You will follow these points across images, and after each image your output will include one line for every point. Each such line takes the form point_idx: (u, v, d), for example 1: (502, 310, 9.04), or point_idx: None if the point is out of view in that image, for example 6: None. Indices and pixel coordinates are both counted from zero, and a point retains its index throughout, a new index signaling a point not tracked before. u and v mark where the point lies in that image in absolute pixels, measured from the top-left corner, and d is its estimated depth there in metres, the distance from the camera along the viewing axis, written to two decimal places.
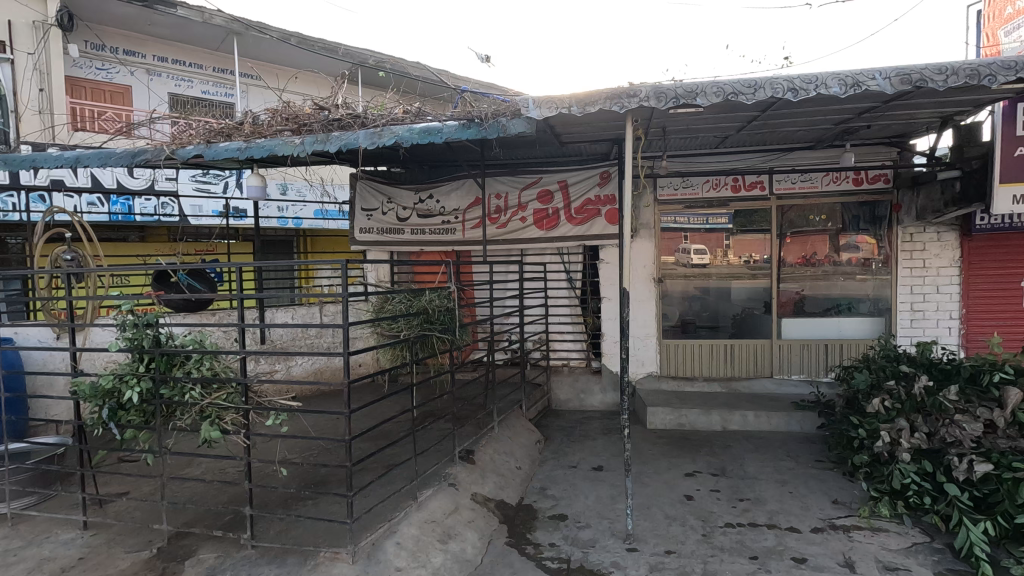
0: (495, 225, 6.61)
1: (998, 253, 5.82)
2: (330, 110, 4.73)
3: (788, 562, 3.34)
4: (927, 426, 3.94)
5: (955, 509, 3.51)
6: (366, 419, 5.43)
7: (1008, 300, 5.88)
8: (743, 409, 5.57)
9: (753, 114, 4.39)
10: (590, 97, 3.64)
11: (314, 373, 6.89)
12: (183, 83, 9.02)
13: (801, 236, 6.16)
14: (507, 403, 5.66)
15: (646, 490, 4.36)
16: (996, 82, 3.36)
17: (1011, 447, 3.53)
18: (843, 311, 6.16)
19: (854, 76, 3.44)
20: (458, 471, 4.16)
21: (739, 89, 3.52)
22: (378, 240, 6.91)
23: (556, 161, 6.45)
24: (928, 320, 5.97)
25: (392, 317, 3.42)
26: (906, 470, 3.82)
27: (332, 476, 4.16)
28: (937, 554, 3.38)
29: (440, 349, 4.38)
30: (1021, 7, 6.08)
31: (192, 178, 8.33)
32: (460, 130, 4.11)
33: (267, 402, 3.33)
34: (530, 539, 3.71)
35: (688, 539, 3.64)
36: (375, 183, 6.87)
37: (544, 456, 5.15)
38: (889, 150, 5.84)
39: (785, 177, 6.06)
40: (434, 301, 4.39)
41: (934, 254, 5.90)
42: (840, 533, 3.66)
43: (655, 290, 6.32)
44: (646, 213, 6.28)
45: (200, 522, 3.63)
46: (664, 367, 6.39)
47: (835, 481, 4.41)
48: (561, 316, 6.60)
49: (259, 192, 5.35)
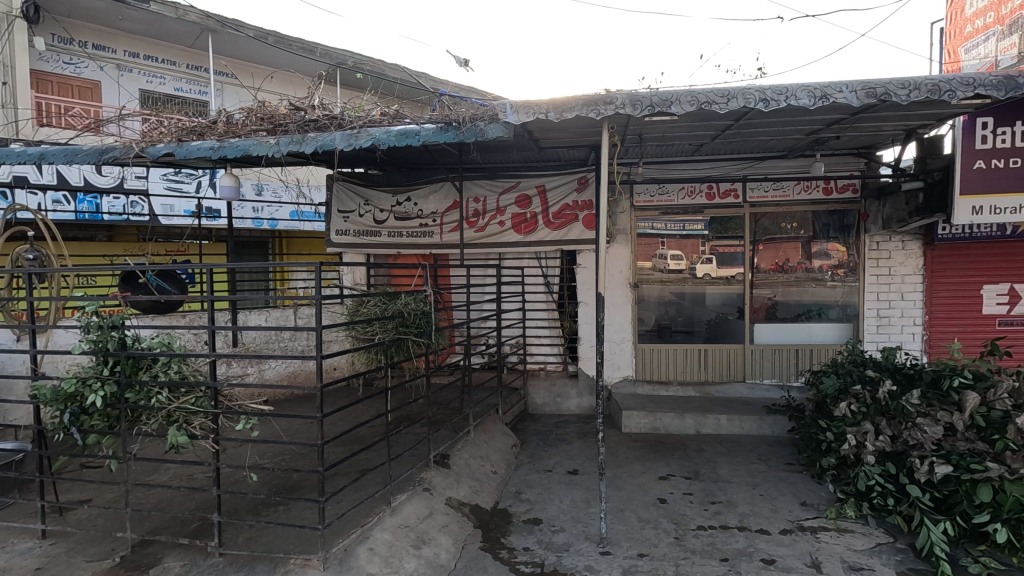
0: (473, 228, 6.60)
1: (958, 262, 6.05)
2: (306, 111, 4.67)
3: (757, 563, 3.40)
4: (891, 428, 4.06)
5: (917, 510, 3.61)
6: (340, 423, 5.38)
7: (968, 307, 6.10)
8: (716, 413, 5.66)
9: (726, 124, 4.48)
10: (567, 103, 3.68)
11: (287, 377, 6.81)
12: (156, 79, 8.83)
13: (774, 243, 6.30)
14: (483, 407, 5.64)
15: (620, 493, 4.40)
16: (956, 97, 3.48)
17: (969, 449, 3.68)
18: (814, 317, 6.29)
19: (823, 88, 3.54)
20: (433, 475, 4.15)
21: (713, 98, 3.59)
22: (354, 241, 6.83)
23: (534, 166, 6.48)
24: (894, 326, 6.14)
25: (367, 321, 3.39)
26: (870, 472, 3.92)
27: (304, 482, 4.11)
28: (900, 554, 3.47)
29: (416, 353, 4.35)
30: (980, 25, 6.34)
31: (164, 177, 8.15)
32: (438, 133, 4.12)
33: (237, 407, 3.27)
34: (504, 543, 3.71)
35: (661, 542, 3.67)
36: (352, 184, 6.80)
37: (520, 460, 5.15)
38: (858, 161, 6.01)
39: (758, 186, 6.21)
40: (410, 304, 4.36)
41: (900, 262, 6.08)
42: (808, 534, 3.74)
43: (631, 295, 6.41)
44: (622, 219, 6.35)
45: (166, 530, 3.54)
46: (640, 372, 6.46)
47: (804, 483, 4.50)
48: (538, 321, 6.61)
49: (233, 193, 5.26)
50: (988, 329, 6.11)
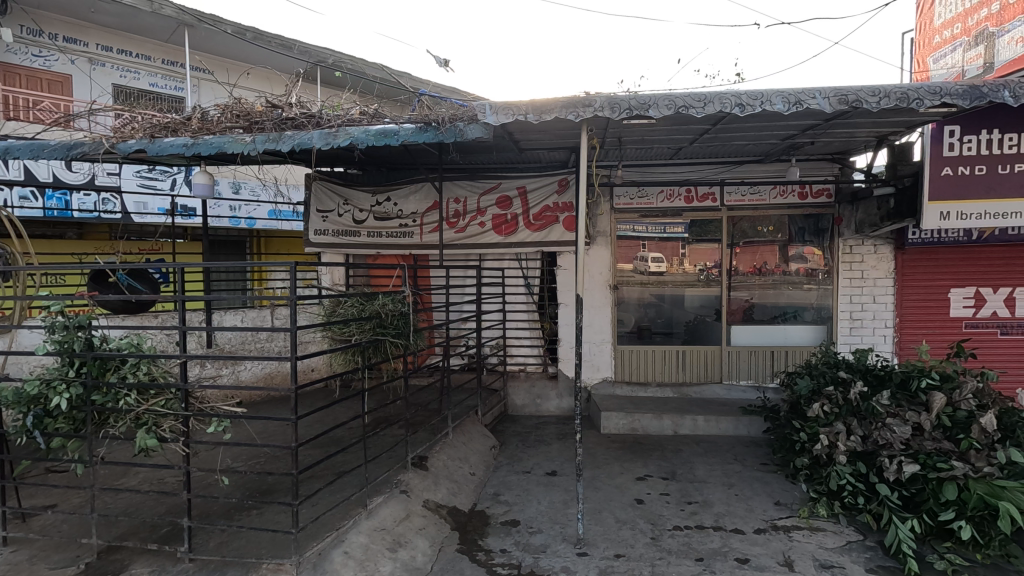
0: (453, 229, 6.57)
1: (928, 266, 6.20)
2: (283, 109, 4.60)
3: (731, 563, 3.44)
4: (862, 429, 4.13)
5: (886, 509, 3.68)
6: (316, 424, 5.32)
7: (936, 310, 6.25)
8: (694, 414, 5.72)
9: (704, 128, 4.53)
10: (546, 105, 3.69)
11: (264, 379, 6.72)
12: (130, 74, 8.64)
13: (751, 245, 6.39)
14: (462, 408, 5.62)
15: (598, 494, 4.41)
16: (924, 105, 3.55)
17: (936, 448, 3.77)
18: (790, 319, 6.40)
19: (797, 94, 3.60)
20: (410, 478, 4.12)
21: (689, 102, 3.63)
22: (333, 241, 6.75)
23: (515, 167, 6.47)
24: (866, 328, 6.27)
25: (344, 322, 3.36)
26: (841, 471, 3.99)
27: (279, 485, 4.04)
28: (869, 552, 3.55)
29: (394, 354, 4.32)
30: (948, 36, 6.52)
31: (137, 174, 7.96)
32: (417, 133, 4.11)
33: (209, 409, 3.21)
34: (481, 545, 3.69)
35: (637, 543, 3.69)
36: (331, 183, 6.72)
37: (498, 461, 5.14)
38: (832, 166, 6.14)
39: (735, 190, 6.29)
40: (388, 305, 4.31)
41: (872, 266, 6.22)
42: (781, 533, 3.79)
43: (611, 297, 6.46)
44: (602, 221, 6.41)
45: (134, 535, 3.46)
46: (618, 373, 6.51)
47: (777, 483, 4.57)
48: (519, 322, 6.62)
49: (207, 190, 5.16)
50: (955, 331, 6.26)
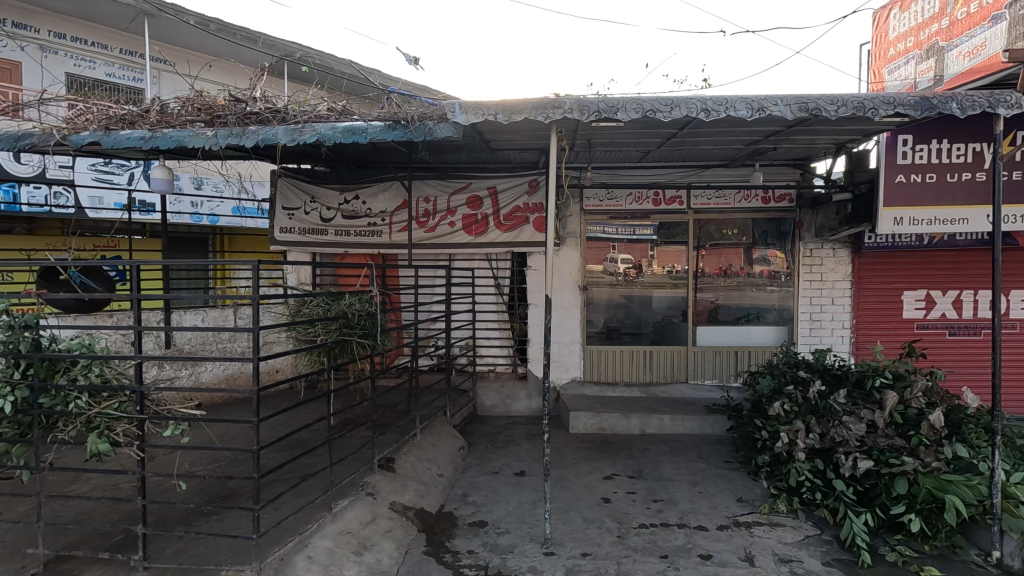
0: (423, 228, 6.52)
1: (883, 269, 6.44)
2: (247, 103, 4.48)
3: (695, 559, 3.51)
4: (820, 426, 4.26)
5: (842, 503, 3.81)
6: (279, 426, 5.20)
7: (890, 311, 6.49)
8: (660, 414, 5.81)
9: (672, 132, 4.61)
10: (516, 105, 3.69)
11: (225, 380, 6.54)
12: (84, 63, 8.27)
13: (716, 248, 6.53)
14: (430, 409, 5.58)
15: (566, 494, 4.44)
16: (878, 115, 3.68)
17: (889, 444, 3.92)
18: (753, 320, 6.56)
19: (760, 101, 3.69)
20: (377, 480, 4.07)
21: (657, 106, 3.69)
22: (300, 239, 6.61)
23: (486, 167, 6.46)
24: (825, 329, 6.48)
25: (309, 321, 3.31)
26: (800, 468, 4.12)
27: (240, 489, 3.93)
28: (825, 546, 3.66)
29: (360, 354, 4.25)
30: (901, 49, 6.79)
31: (92, 167, 7.65)
32: (386, 130, 4.07)
33: (166, 411, 3.09)
34: (448, 547, 3.67)
35: (603, 541, 3.73)
36: (298, 180, 6.57)
37: (467, 462, 5.11)
38: (793, 172, 6.32)
39: (701, 193, 6.41)
40: (355, 305, 4.25)
41: (831, 269, 6.44)
42: (743, 529, 3.88)
43: (580, 298, 6.52)
44: (572, 222, 6.47)
45: (85, 544, 3.31)
46: (588, 373, 6.57)
47: (740, 480, 4.68)
48: (488, 323, 6.62)
49: (166, 185, 5.00)
50: (908, 332, 6.51)
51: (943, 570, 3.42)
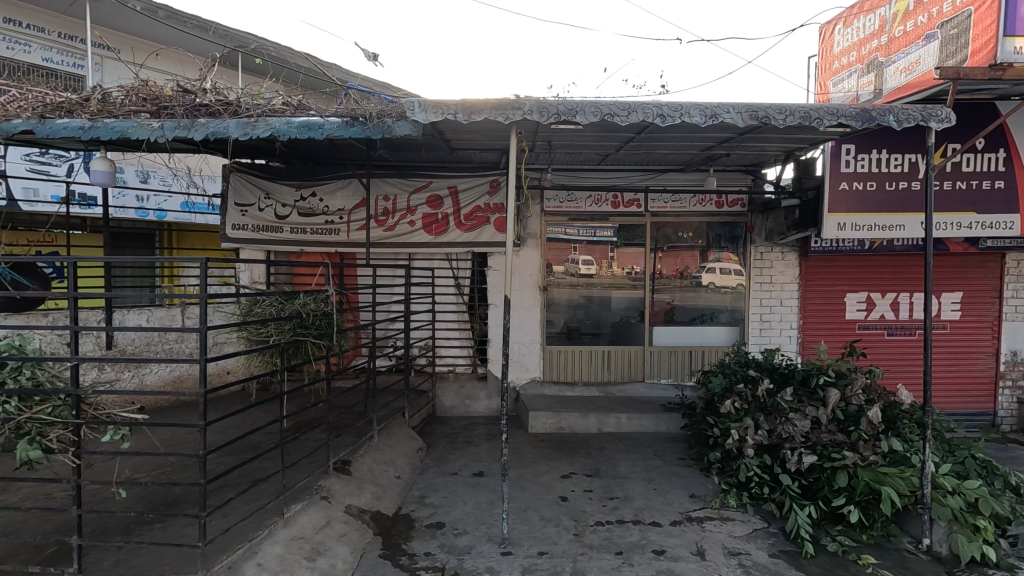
0: (382, 227, 6.42)
1: (827, 272, 6.74)
2: (196, 94, 4.31)
3: (649, 554, 3.58)
4: (768, 423, 4.42)
5: (788, 497, 3.97)
6: (229, 430, 5.03)
7: (834, 313, 6.80)
8: (617, 412, 5.91)
9: (630, 136, 4.69)
10: (476, 105, 3.68)
11: (172, 383, 6.27)
12: (18, 46, 7.74)
13: (673, 250, 6.69)
14: (388, 411, 5.50)
15: (524, 493, 4.46)
16: (823, 125, 3.84)
17: (831, 439, 4.10)
18: (707, 320, 6.75)
19: (713, 108, 3.80)
20: (331, 483, 3.99)
21: (615, 110, 3.75)
22: (253, 236, 6.39)
23: (447, 166, 6.42)
24: (774, 329, 6.74)
25: (261, 321, 3.23)
26: (750, 464, 4.26)
27: (186, 496, 3.78)
28: (772, 538, 3.81)
29: (315, 355, 4.15)
30: (845, 63, 7.13)
31: (27, 157, 7.20)
32: (343, 127, 4.01)
33: (105, 416, 2.94)
34: (405, 549, 3.63)
35: (560, 539, 3.76)
36: (251, 175, 6.32)
37: (425, 464, 5.07)
38: (746, 177, 6.53)
39: (658, 197, 6.57)
40: (309, 305, 4.14)
41: (780, 271, 6.69)
42: (695, 524, 3.99)
43: (540, 298, 6.57)
44: (532, 223, 6.52)
45: (13, 558, 3.11)
46: (547, 372, 6.61)
47: (693, 476, 4.81)
48: (448, 323, 6.59)
49: (107, 178, 4.76)
50: (850, 332, 6.83)
51: (878, 558, 3.62)
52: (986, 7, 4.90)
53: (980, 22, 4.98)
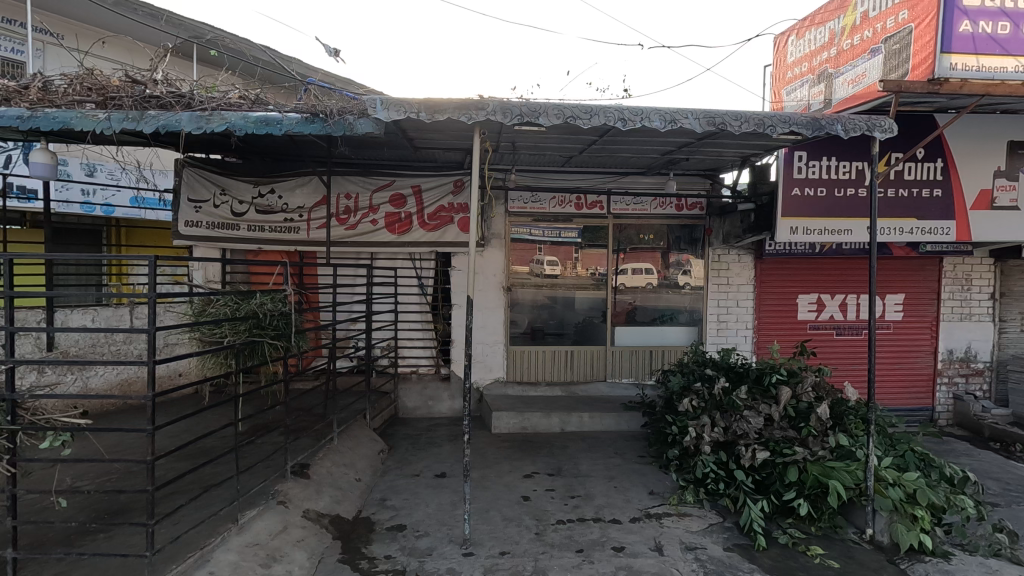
0: (343, 226, 6.30)
1: (781, 275, 6.99)
2: (146, 85, 4.13)
3: (609, 551, 3.64)
4: (724, 421, 4.55)
5: (742, 492, 4.11)
6: (180, 434, 4.85)
7: (786, 313, 7.05)
8: (580, 412, 5.98)
9: (593, 139, 4.74)
10: (438, 105, 3.65)
11: (119, 386, 6.00)
12: None
13: (635, 252, 6.80)
14: (349, 412, 5.41)
15: (486, 494, 4.46)
16: (776, 132, 3.98)
17: (782, 436, 4.25)
18: (667, 321, 6.90)
19: (672, 113, 3.89)
20: (289, 487, 3.89)
21: (577, 113, 3.78)
22: (208, 234, 6.16)
23: (410, 165, 6.36)
24: (730, 330, 6.95)
25: (215, 322, 3.13)
26: (706, 461, 4.39)
27: (133, 504, 3.62)
28: (727, 532, 3.93)
29: (272, 356, 4.05)
30: (798, 72, 7.40)
31: None
32: (302, 123, 3.93)
33: (44, 421, 2.80)
34: (365, 553, 3.58)
35: (522, 539, 3.78)
36: (206, 170, 6.10)
37: (386, 466, 5.01)
38: (704, 182, 6.70)
39: (621, 199, 6.67)
40: (265, 304, 4.03)
41: (736, 273, 6.90)
42: (654, 521, 4.07)
43: (504, 299, 6.58)
44: (496, 223, 6.53)
45: None
46: (510, 373, 6.63)
47: (652, 473, 4.91)
48: (411, 323, 6.54)
49: (48, 171, 4.51)
50: (802, 332, 7.09)
51: (826, 549, 3.78)
52: (925, 25, 5.17)
53: (920, 39, 5.24)
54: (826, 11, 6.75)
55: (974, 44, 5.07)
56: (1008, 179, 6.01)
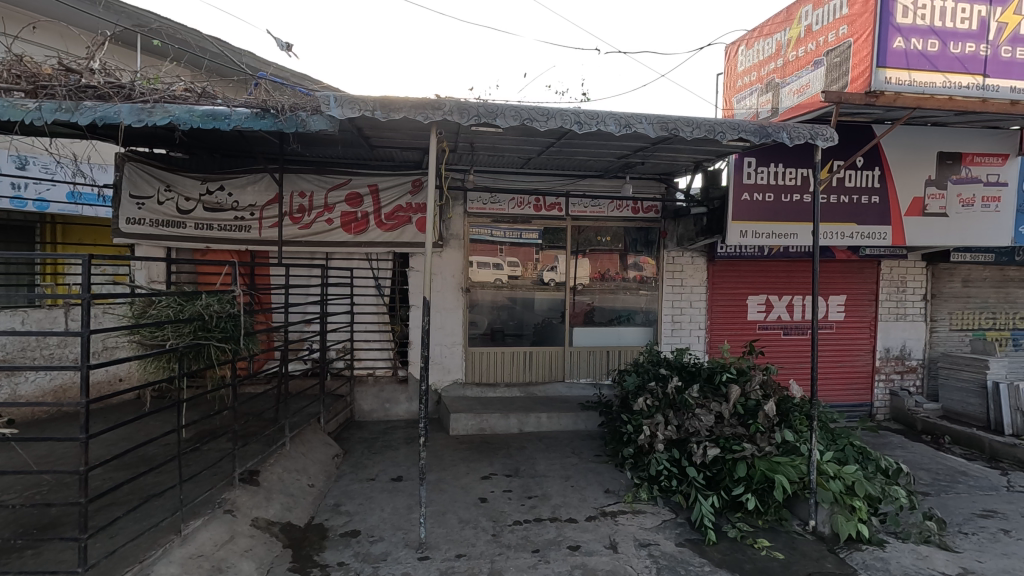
0: (297, 225, 6.13)
1: (732, 276, 7.22)
2: (81, 75, 3.92)
3: (564, 550, 3.67)
4: (676, 419, 4.66)
5: (694, 489, 4.22)
6: (118, 442, 4.60)
7: (737, 314, 7.29)
8: (538, 412, 6.00)
9: (550, 141, 4.78)
10: (394, 103, 3.60)
11: (51, 393, 5.64)
12: None
13: (593, 253, 6.88)
14: (302, 416, 5.27)
15: (442, 496, 4.42)
16: (725, 139, 4.09)
17: (732, 432, 4.39)
18: (624, 321, 7.02)
19: (627, 118, 3.96)
20: (236, 495, 3.75)
21: (534, 115, 3.80)
22: (151, 232, 5.86)
23: (367, 164, 6.25)
24: (684, 330, 7.14)
25: (157, 323, 2.99)
26: (660, 458, 4.48)
27: (65, 517, 3.42)
28: (678, 528, 4.02)
29: (219, 360, 3.90)
30: (747, 81, 7.65)
31: None
32: (252, 118, 3.81)
33: None
34: (316, 561, 3.50)
35: (478, 541, 3.77)
36: (150, 167, 5.77)
37: (341, 470, 4.90)
38: (659, 185, 6.85)
39: (579, 201, 6.73)
40: (212, 305, 3.88)
41: (689, 275, 7.09)
42: (609, 519, 4.13)
43: (463, 299, 6.55)
44: (455, 224, 6.50)
45: None
46: (469, 374, 6.60)
47: (608, 472, 4.99)
48: (367, 324, 6.42)
49: None
50: (751, 332, 7.33)
51: (772, 541, 3.92)
52: (863, 39, 5.45)
53: (858, 53, 5.52)
54: (774, 22, 7.02)
55: (907, 60, 5.37)
56: (938, 188, 6.40)
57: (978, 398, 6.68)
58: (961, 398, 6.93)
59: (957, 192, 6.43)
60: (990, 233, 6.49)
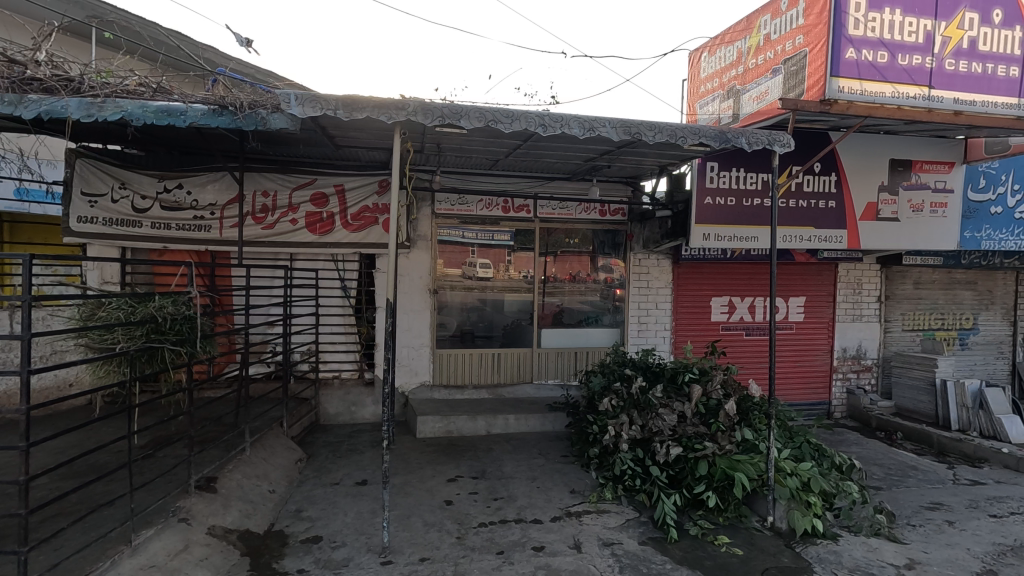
0: (260, 225, 5.99)
1: (696, 278, 7.36)
2: (26, 67, 3.75)
3: (528, 551, 3.68)
4: (640, 419, 4.72)
5: (656, 487, 4.28)
6: (66, 450, 4.41)
7: (701, 315, 7.43)
8: (505, 414, 6.00)
9: (516, 143, 4.78)
10: (357, 102, 3.55)
11: None
12: None
13: (562, 256, 6.93)
14: (264, 421, 5.15)
15: (407, 500, 4.37)
16: (686, 143, 4.18)
17: (694, 431, 4.47)
18: (591, 323, 7.08)
19: (591, 121, 4.00)
20: (192, 503, 3.64)
21: (499, 117, 3.81)
22: (104, 231, 5.65)
23: (332, 163, 6.15)
24: (651, 331, 7.24)
25: (106, 326, 2.87)
26: (624, 458, 4.54)
27: (6, 529, 3.26)
28: (641, 527, 4.08)
29: (173, 363, 3.78)
30: (709, 87, 7.83)
31: None
32: (208, 116, 3.71)
33: None
34: (275, 568, 3.43)
35: (442, 544, 3.74)
36: (104, 163, 5.62)
37: (304, 475, 4.81)
38: (626, 189, 6.93)
39: (547, 203, 6.75)
40: (166, 307, 3.75)
41: (655, 277, 7.20)
42: (574, 519, 4.16)
43: (430, 301, 6.51)
44: (423, 225, 6.46)
45: None
46: (437, 376, 6.56)
47: (573, 472, 5.03)
48: (333, 327, 6.33)
49: None
50: (715, 333, 7.48)
51: (731, 537, 4.02)
52: (818, 49, 5.63)
53: (813, 62, 5.70)
54: (734, 31, 7.19)
55: (859, 70, 5.57)
56: (891, 194, 6.65)
57: (928, 395, 6.98)
58: (912, 395, 7.21)
59: (908, 198, 6.70)
60: (939, 238, 6.77)
